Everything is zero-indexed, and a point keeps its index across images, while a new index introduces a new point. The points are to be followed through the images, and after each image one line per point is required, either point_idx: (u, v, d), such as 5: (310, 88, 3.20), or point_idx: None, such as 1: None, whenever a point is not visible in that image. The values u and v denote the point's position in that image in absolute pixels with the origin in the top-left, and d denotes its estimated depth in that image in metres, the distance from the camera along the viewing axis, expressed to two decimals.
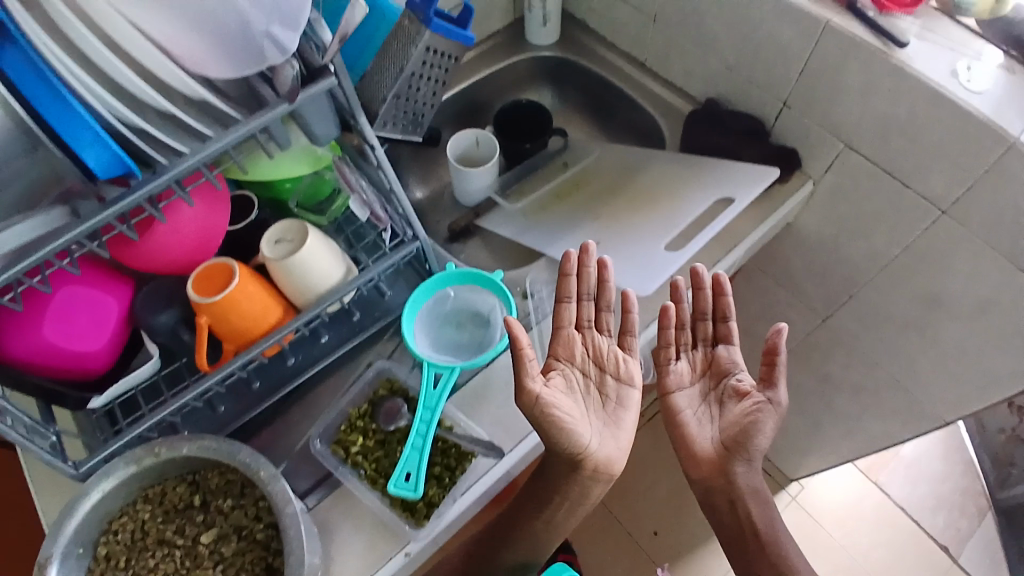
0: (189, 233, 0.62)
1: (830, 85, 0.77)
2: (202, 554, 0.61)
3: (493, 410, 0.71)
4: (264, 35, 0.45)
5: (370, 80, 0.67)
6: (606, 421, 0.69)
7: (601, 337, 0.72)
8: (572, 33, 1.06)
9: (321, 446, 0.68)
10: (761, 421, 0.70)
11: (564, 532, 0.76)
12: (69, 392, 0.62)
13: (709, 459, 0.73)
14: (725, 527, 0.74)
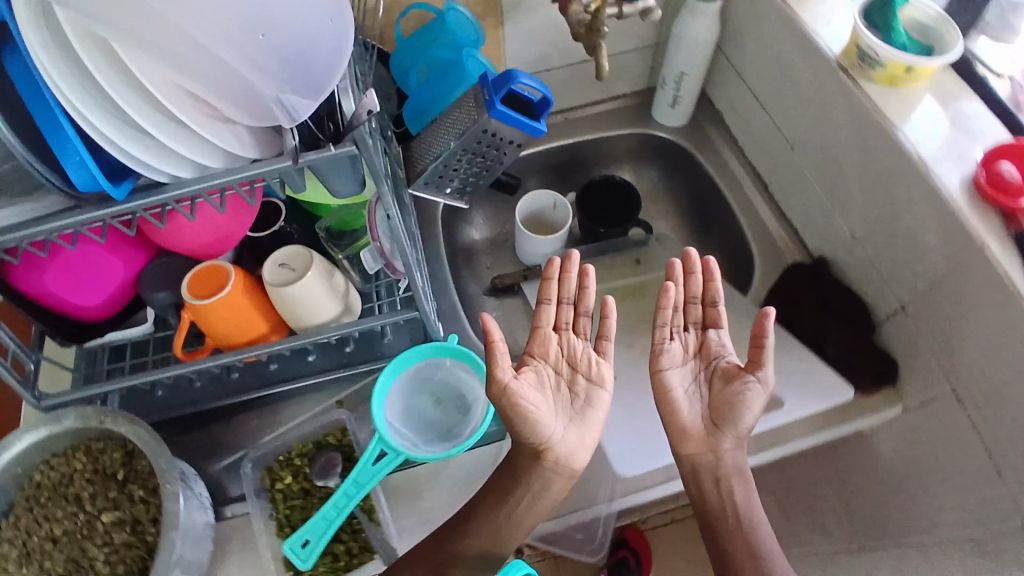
0: (205, 232, 0.63)
1: (958, 315, 0.63)
2: (99, 531, 0.59)
3: (423, 510, 0.67)
4: (274, 101, 0.44)
5: (426, 136, 0.64)
6: (572, 418, 0.62)
7: (576, 341, 0.65)
8: (705, 126, 0.95)
9: (251, 470, 0.67)
10: (754, 400, 0.61)
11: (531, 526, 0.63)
12: (60, 333, 0.65)
13: (694, 436, 0.63)
14: (704, 508, 0.62)
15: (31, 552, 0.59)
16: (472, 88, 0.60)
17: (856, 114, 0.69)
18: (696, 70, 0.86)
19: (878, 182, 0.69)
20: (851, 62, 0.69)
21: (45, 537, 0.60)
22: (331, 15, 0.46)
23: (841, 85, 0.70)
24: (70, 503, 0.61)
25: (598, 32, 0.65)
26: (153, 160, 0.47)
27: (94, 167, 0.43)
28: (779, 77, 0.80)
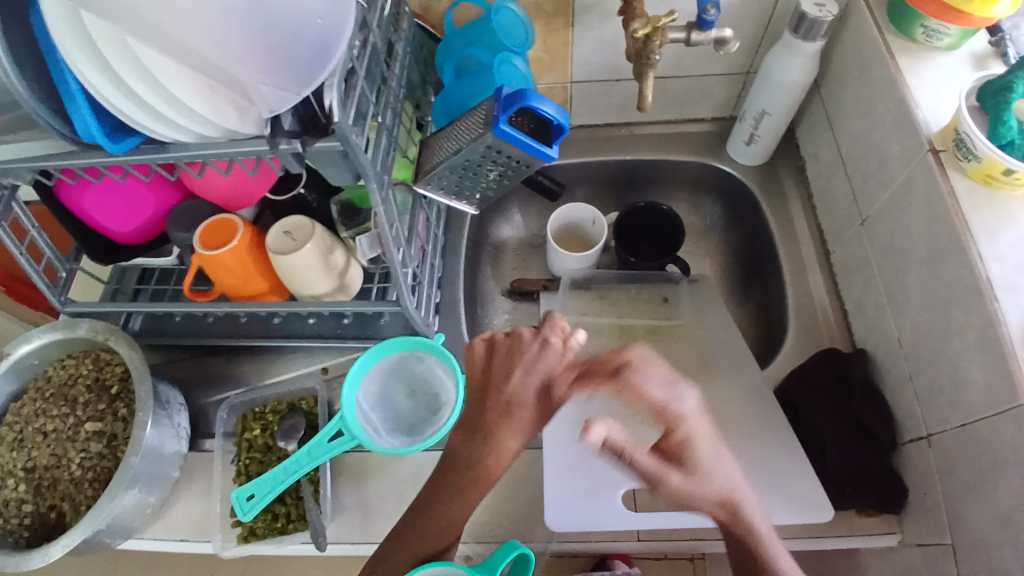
0: (223, 187, 0.65)
1: (982, 475, 0.54)
2: (83, 433, 0.67)
3: (367, 498, 0.69)
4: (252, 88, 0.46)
5: (441, 138, 0.64)
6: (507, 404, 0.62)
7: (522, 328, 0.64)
8: (779, 171, 0.86)
9: (227, 415, 0.73)
10: (711, 453, 0.56)
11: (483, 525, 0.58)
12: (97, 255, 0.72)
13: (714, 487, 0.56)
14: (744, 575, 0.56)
15: (25, 437, 0.68)
16: (488, 102, 0.59)
17: (936, 212, 0.59)
18: (778, 111, 0.77)
19: (936, 292, 0.59)
20: (946, 146, 0.60)
21: (38, 429, 0.68)
22: (321, 13, 0.46)
23: (925, 169, 0.60)
24: (66, 403, 0.69)
25: (648, 60, 0.60)
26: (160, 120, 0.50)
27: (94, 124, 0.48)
28: (868, 141, 0.69)
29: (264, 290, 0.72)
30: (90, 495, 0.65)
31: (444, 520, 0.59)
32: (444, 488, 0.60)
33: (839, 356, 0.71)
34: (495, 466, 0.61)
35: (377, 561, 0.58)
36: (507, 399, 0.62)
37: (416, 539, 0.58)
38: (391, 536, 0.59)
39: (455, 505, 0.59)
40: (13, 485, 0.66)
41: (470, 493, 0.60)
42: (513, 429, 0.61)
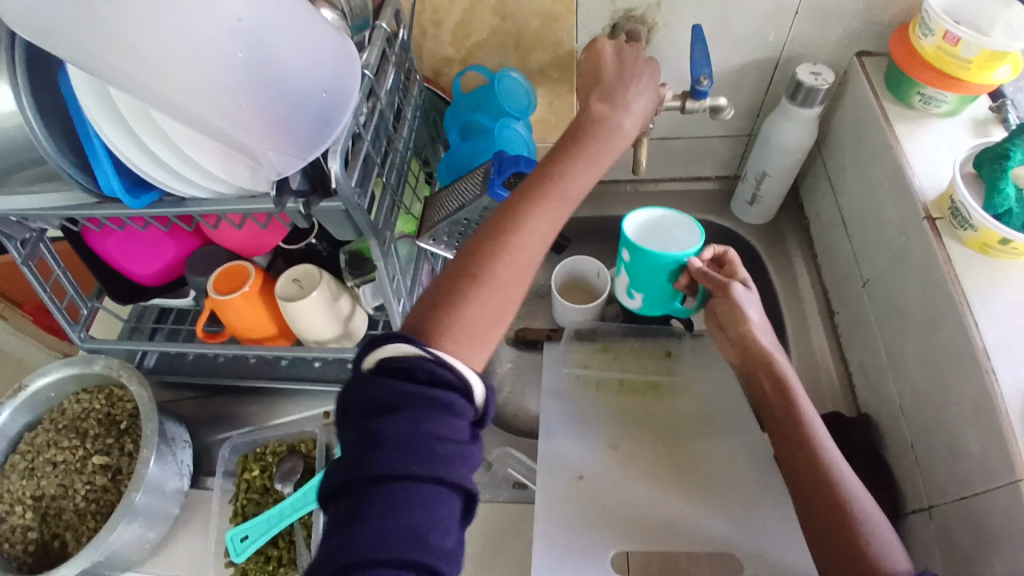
0: (240, 236, 0.69)
1: (979, 553, 0.52)
2: (87, 466, 0.70)
3: None
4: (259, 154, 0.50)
5: (443, 198, 0.67)
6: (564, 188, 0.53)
7: (605, 42, 0.62)
8: (785, 231, 0.87)
9: (228, 454, 0.76)
10: None
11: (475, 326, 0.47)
12: (116, 296, 0.75)
13: None
14: None
15: (37, 465, 0.70)
16: (487, 164, 0.64)
17: (933, 279, 0.59)
18: (779, 173, 0.79)
19: (934, 360, 0.59)
20: (942, 213, 0.60)
21: (46, 460, 0.71)
22: (325, 86, 0.50)
23: (920, 236, 0.61)
24: (77, 436, 0.71)
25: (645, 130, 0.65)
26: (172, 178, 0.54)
27: (116, 183, 0.53)
28: (867, 205, 0.70)
29: (272, 333, 0.74)
30: (88, 529, 0.67)
31: (511, 277, 0.49)
32: (524, 200, 0.52)
33: (842, 421, 0.70)
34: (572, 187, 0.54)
35: (441, 317, 0.46)
36: (592, 130, 0.56)
37: (493, 293, 0.48)
38: (455, 276, 0.48)
39: (526, 250, 0.50)
40: (21, 512, 0.68)
41: (545, 209, 0.52)
42: (586, 159, 0.55)
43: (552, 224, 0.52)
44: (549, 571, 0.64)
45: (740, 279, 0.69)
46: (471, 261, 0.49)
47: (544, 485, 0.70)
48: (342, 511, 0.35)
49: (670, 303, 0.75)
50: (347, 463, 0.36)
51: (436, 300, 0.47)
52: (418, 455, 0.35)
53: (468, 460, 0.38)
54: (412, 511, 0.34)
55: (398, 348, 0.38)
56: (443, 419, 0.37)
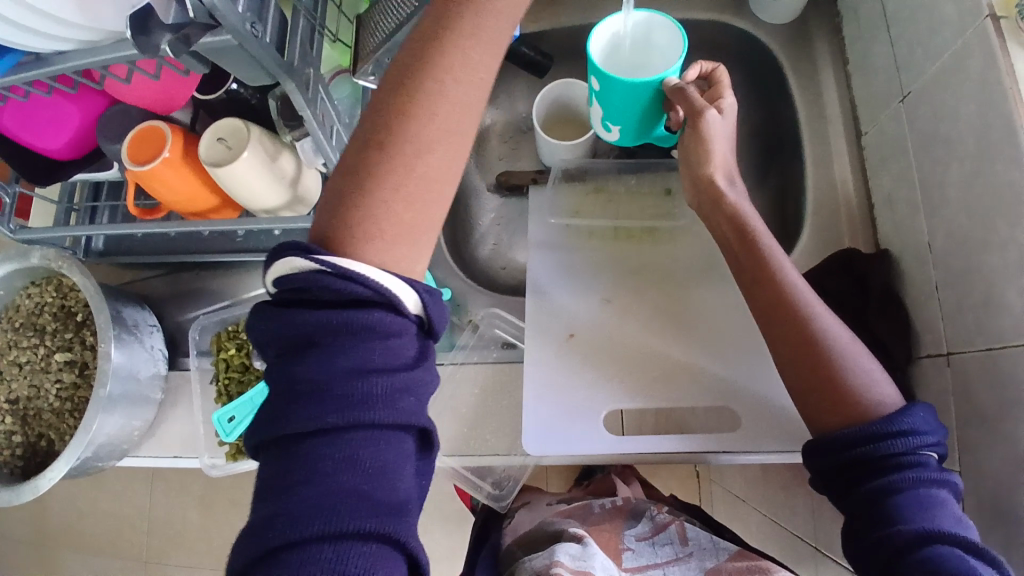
0: (143, 91, 0.56)
1: (1001, 407, 0.48)
2: (53, 365, 0.66)
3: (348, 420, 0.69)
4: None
5: (377, 14, 0.55)
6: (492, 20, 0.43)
7: None
8: (812, 31, 0.72)
9: (199, 335, 0.72)
10: None
11: (415, 211, 0.41)
12: (35, 179, 0.65)
13: None
14: None
15: (3, 369, 0.68)
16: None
17: (991, 96, 0.48)
18: None
19: (980, 194, 0.50)
20: (1008, 12, 0.47)
21: (14, 361, 0.68)
22: None
23: (981, 39, 0.48)
24: (35, 333, 0.68)
25: None
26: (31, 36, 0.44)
27: None
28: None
29: (215, 205, 0.66)
30: (72, 426, 0.66)
31: (441, 144, 0.42)
32: (435, 47, 0.42)
33: (858, 258, 0.62)
34: (493, 20, 0.43)
35: (353, 210, 0.40)
36: None
37: (416, 167, 0.41)
38: (364, 153, 0.41)
39: (449, 111, 0.42)
40: (0, 418, 0.67)
41: (463, 54, 0.42)
42: None
43: (476, 73, 0.43)
44: (542, 435, 0.62)
45: (722, 105, 0.59)
46: (381, 132, 0.41)
47: (533, 345, 0.66)
48: (267, 478, 0.36)
49: (652, 129, 0.64)
50: (269, 416, 0.37)
51: (345, 187, 0.41)
52: (335, 398, 0.36)
53: (408, 389, 0.38)
54: (338, 467, 0.35)
55: (295, 267, 0.38)
56: (358, 344, 0.37)
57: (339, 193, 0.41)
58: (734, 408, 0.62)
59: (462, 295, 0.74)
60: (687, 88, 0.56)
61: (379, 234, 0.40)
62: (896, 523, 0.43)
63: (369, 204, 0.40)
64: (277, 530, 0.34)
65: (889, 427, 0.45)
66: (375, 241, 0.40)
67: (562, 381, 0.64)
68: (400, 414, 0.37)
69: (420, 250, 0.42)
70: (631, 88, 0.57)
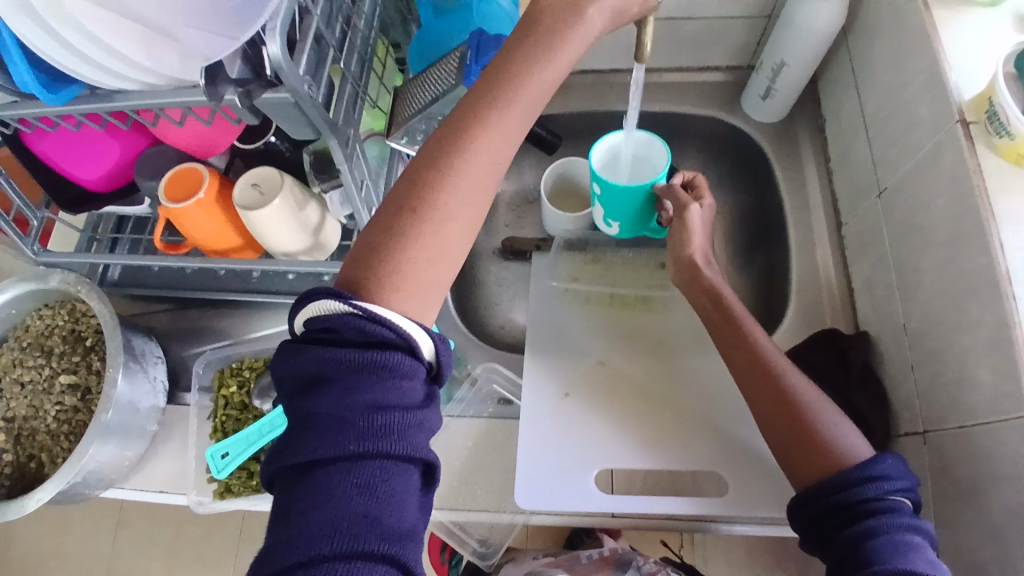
0: (189, 135, 0.61)
1: (977, 482, 0.51)
2: (55, 386, 0.67)
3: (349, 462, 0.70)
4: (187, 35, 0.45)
5: (414, 86, 0.60)
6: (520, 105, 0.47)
7: None
8: (797, 130, 0.80)
9: (203, 369, 0.73)
10: None
11: (433, 269, 0.45)
12: (65, 205, 0.69)
13: None
14: None
15: (3, 385, 0.69)
16: (462, 47, 0.58)
17: (959, 191, 0.53)
18: (799, 62, 0.71)
19: (951, 279, 0.54)
20: (978, 117, 0.54)
21: (16, 379, 0.69)
22: None
23: (951, 141, 0.55)
24: (42, 354, 0.69)
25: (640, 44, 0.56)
26: (99, 74, 0.47)
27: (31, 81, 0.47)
28: (894, 104, 0.63)
29: (237, 243, 0.69)
30: (64, 449, 0.66)
31: (461, 210, 0.46)
32: (465, 131, 0.46)
33: (839, 336, 0.66)
34: (518, 111, 0.47)
35: (380, 265, 0.44)
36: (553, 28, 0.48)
37: (438, 234, 0.45)
38: (393, 218, 0.45)
39: (469, 187, 0.46)
40: None
41: (489, 138, 0.46)
42: (540, 70, 0.48)
43: (497, 157, 0.47)
44: (535, 490, 0.63)
45: (704, 202, 0.64)
46: (412, 200, 0.45)
47: (528, 403, 0.68)
48: (282, 504, 0.38)
49: (646, 225, 0.71)
50: (289, 446, 0.39)
51: (373, 245, 0.44)
52: (353, 429, 0.38)
53: (419, 425, 0.40)
54: (354, 492, 0.36)
55: (326, 309, 0.40)
56: (377, 383, 0.38)
57: (369, 248, 0.44)
58: (723, 475, 0.63)
59: (461, 348, 0.76)
60: (673, 186, 0.64)
61: (401, 290, 0.43)
62: (872, 565, 0.44)
63: (392, 262, 0.43)
64: (294, 549, 0.35)
65: (861, 473, 0.48)
66: (397, 294, 0.43)
67: (553, 442, 0.66)
68: (410, 447, 0.39)
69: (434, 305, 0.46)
70: (630, 187, 0.63)
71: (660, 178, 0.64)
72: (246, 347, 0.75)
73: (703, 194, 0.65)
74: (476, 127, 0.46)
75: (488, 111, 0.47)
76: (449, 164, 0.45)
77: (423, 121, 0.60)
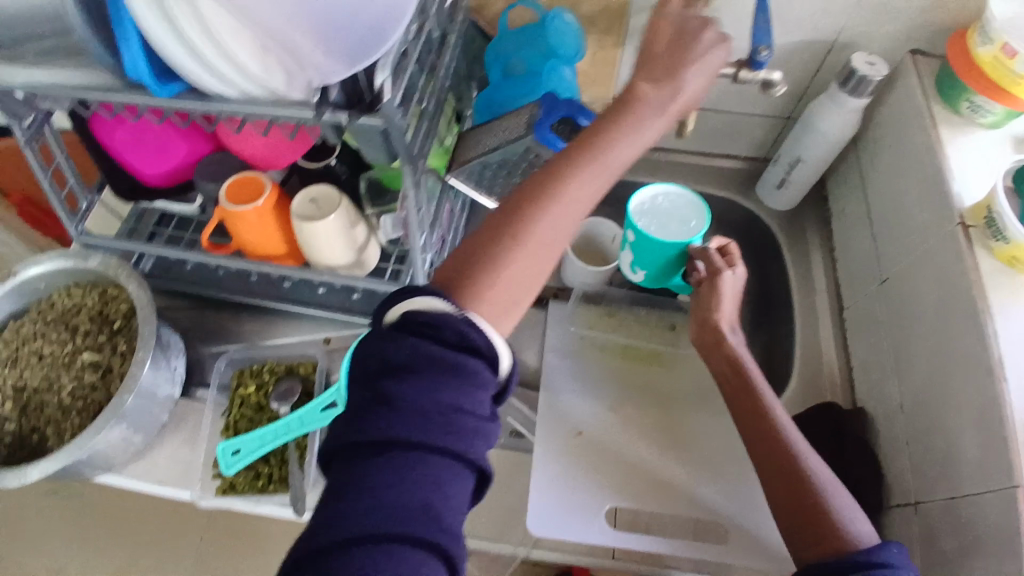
0: (259, 143, 0.66)
1: (963, 552, 0.54)
2: (76, 363, 0.68)
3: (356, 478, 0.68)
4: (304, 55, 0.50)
5: (482, 133, 0.66)
6: (609, 165, 0.51)
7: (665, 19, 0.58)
8: (805, 221, 0.88)
9: (225, 367, 0.73)
10: None
11: (510, 292, 0.47)
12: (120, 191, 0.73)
13: None
14: None
15: (22, 354, 0.70)
16: (534, 105, 0.63)
17: (956, 284, 0.60)
18: (814, 159, 0.79)
19: (945, 362, 0.60)
20: (976, 222, 0.61)
21: (36, 351, 0.70)
22: None
23: (953, 241, 0.61)
24: (68, 330, 0.70)
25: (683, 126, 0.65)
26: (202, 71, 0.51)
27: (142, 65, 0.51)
28: (898, 205, 0.70)
29: (283, 252, 0.72)
30: (71, 427, 0.66)
31: (542, 245, 0.49)
32: (556, 175, 0.50)
33: (838, 409, 0.70)
34: (604, 169, 0.51)
35: (467, 281, 0.47)
36: (640, 102, 0.54)
37: (519, 262, 0.48)
38: (481, 244, 0.48)
39: (555, 223, 0.49)
40: (2, 402, 0.68)
41: (576, 187, 0.50)
42: (629, 137, 0.52)
43: (582, 203, 0.51)
44: (549, 520, 0.64)
45: (735, 268, 0.70)
46: (504, 230, 0.49)
47: (544, 436, 0.70)
48: (347, 476, 0.39)
49: (670, 279, 0.76)
50: (367, 417, 0.41)
51: (462, 266, 0.48)
52: (432, 421, 0.40)
53: (484, 435, 0.42)
54: (422, 480, 0.39)
55: (427, 306, 0.44)
56: (461, 384, 0.41)
57: (458, 263, 0.48)
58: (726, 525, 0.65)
59: None
60: (707, 250, 0.69)
61: (484, 300, 0.47)
62: None
63: (473, 283, 0.46)
64: (354, 522, 0.37)
65: (870, 559, 0.49)
66: (482, 305, 0.46)
67: (568, 474, 0.68)
68: (473, 452, 0.41)
69: (507, 321, 0.48)
70: (666, 242, 0.69)
71: (695, 240, 0.70)
72: (267, 345, 0.76)
73: (735, 263, 0.70)
74: (562, 176, 0.50)
75: (579, 166, 0.51)
76: (534, 205, 0.49)
77: (488, 167, 0.65)
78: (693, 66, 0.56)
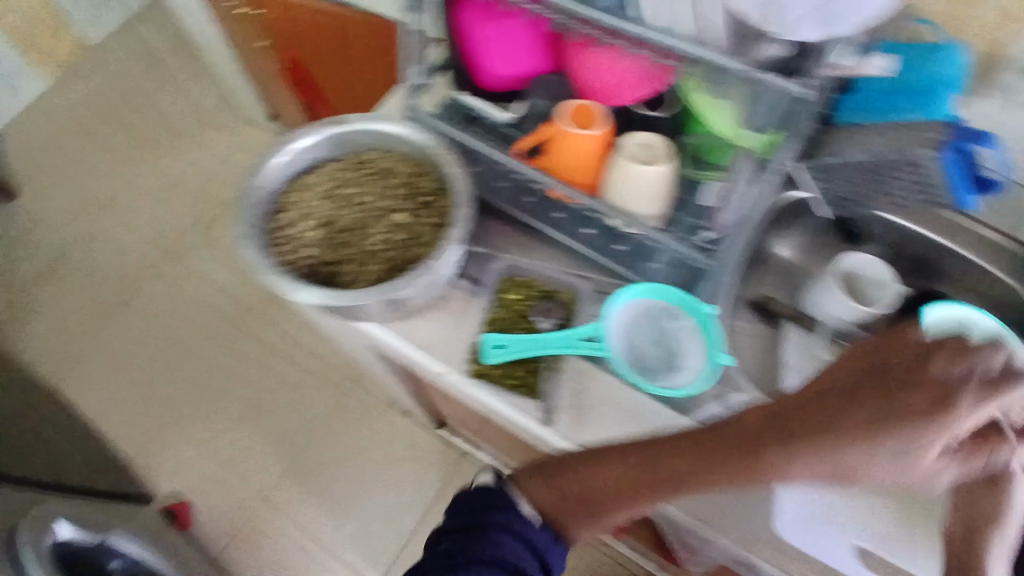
0: (622, 74, 0.70)
1: None
2: (384, 221, 0.74)
3: (595, 417, 0.68)
4: None
5: (853, 139, 0.73)
6: (894, 444, 0.48)
7: None
8: None
9: (496, 269, 0.76)
10: None
11: (610, 505, 0.59)
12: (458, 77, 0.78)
13: None
14: None
15: (335, 195, 0.75)
16: (938, 125, 0.68)
17: None
18: None
19: None
20: None
21: (351, 195, 0.76)
22: None
23: None
24: (381, 188, 0.76)
25: None
26: None
27: None
28: None
29: (586, 184, 0.73)
30: (367, 272, 0.72)
31: (640, 490, 0.57)
32: (811, 419, 0.51)
33: None
34: (851, 450, 0.49)
35: (561, 482, 0.61)
36: (906, 394, 0.49)
37: (622, 505, 0.58)
38: (587, 457, 0.61)
39: (721, 479, 0.53)
40: (311, 224, 0.73)
41: (802, 454, 0.50)
42: (856, 447, 0.48)
43: (757, 472, 0.52)
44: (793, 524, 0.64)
45: None
46: (629, 469, 0.58)
47: None
48: (474, 524, 0.60)
49: None
50: (474, 513, 0.60)
51: (565, 472, 0.61)
52: (507, 526, 0.59)
53: (549, 543, 0.61)
54: (512, 547, 0.58)
55: (485, 477, 0.64)
56: (510, 512, 0.60)
57: (533, 473, 0.63)
58: None
59: None
60: None
61: (591, 514, 0.60)
62: None
63: (579, 487, 0.60)
64: (461, 553, 0.57)
65: None
66: (574, 516, 0.60)
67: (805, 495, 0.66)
68: (542, 544, 0.60)
69: (594, 533, 0.62)
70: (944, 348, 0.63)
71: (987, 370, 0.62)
72: (538, 259, 0.77)
73: None
74: (730, 437, 0.54)
75: (786, 434, 0.51)
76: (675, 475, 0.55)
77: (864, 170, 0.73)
78: (997, 398, 0.47)
